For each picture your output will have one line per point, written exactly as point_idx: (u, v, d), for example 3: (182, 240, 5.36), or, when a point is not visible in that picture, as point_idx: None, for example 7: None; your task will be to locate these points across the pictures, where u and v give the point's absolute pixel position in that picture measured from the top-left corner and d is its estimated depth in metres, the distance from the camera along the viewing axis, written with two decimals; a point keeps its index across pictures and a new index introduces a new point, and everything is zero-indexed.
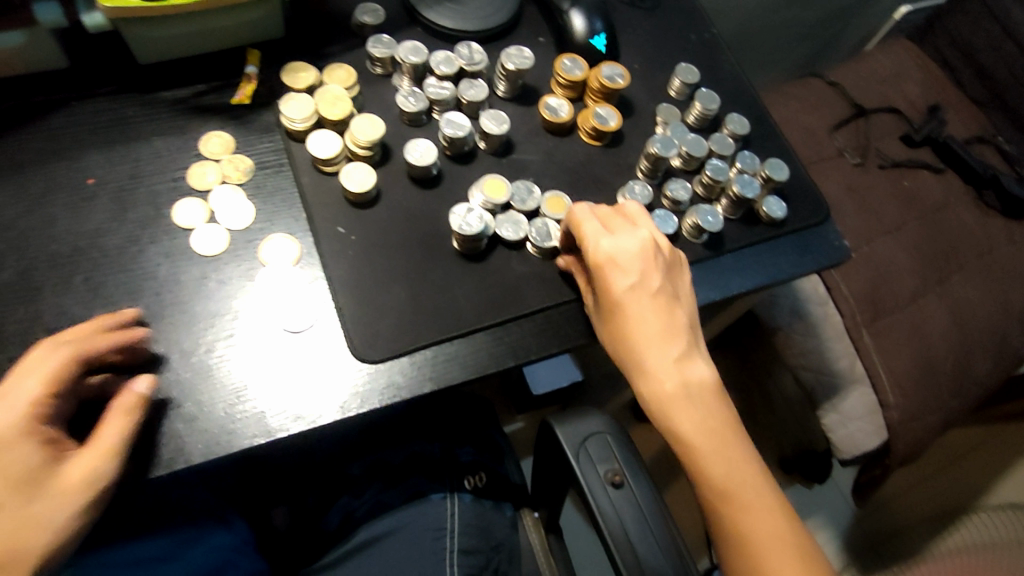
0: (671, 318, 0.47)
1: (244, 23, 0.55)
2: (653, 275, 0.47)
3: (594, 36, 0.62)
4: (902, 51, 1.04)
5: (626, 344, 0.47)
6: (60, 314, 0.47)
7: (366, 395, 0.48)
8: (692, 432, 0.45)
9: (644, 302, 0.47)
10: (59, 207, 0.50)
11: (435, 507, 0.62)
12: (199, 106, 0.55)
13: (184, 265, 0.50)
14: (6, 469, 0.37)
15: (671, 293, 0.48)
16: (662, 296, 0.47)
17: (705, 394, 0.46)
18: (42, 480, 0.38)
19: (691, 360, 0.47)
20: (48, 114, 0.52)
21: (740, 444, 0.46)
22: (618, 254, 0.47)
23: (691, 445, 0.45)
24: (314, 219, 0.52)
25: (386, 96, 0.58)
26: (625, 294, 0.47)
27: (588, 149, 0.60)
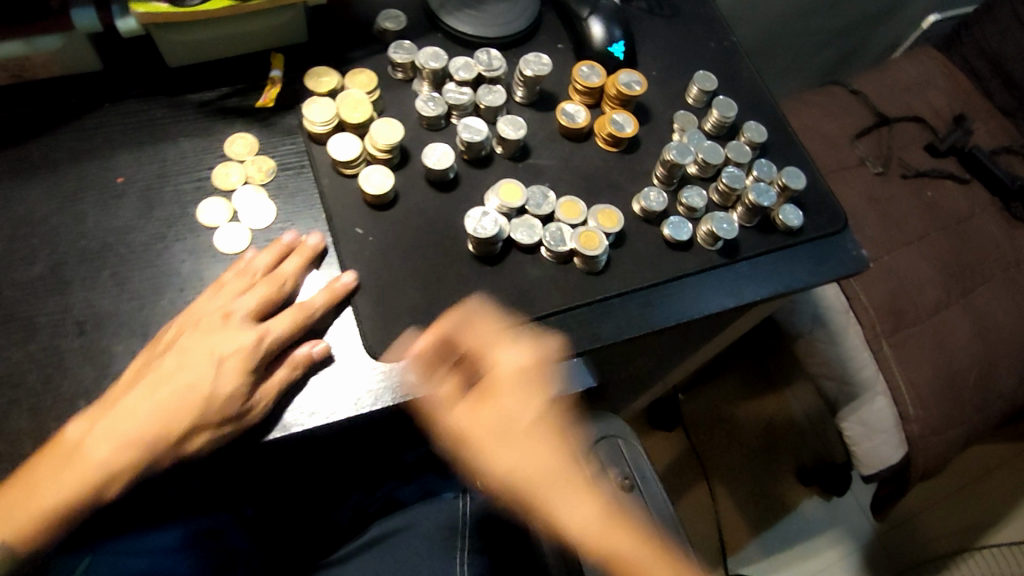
0: (557, 456, 0.53)
1: (271, 28, 0.56)
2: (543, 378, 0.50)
3: (612, 43, 0.63)
4: (928, 60, 1.03)
5: (523, 481, 0.52)
6: (88, 307, 0.49)
7: (380, 393, 0.49)
8: (526, 474, 0.52)
9: (538, 430, 0.53)
10: (89, 204, 0.52)
11: (446, 507, 0.63)
12: (225, 109, 0.57)
13: (207, 263, 0.51)
14: (218, 389, 0.46)
15: (560, 424, 0.54)
16: (550, 424, 0.54)
17: (583, 495, 0.52)
18: (226, 406, 0.46)
19: (571, 498, 0.52)
20: (81, 115, 0.54)
21: (628, 536, 0.50)
22: (512, 365, 0.51)
23: (574, 535, 0.51)
24: (333, 220, 0.53)
25: (406, 100, 0.59)
26: (509, 392, 0.51)
27: (605, 154, 0.61)
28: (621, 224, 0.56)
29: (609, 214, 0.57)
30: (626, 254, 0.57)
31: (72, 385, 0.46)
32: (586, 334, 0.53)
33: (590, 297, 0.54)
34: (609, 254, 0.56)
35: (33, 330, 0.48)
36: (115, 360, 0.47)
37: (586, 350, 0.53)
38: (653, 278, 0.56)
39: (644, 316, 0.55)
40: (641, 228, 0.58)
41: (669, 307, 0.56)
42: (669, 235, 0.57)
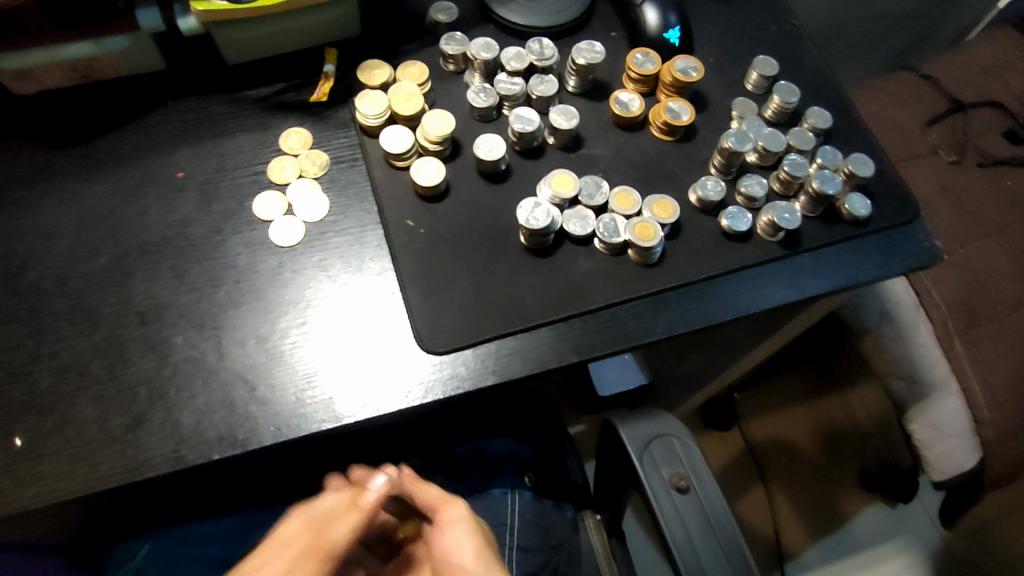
0: None
1: (326, 23, 0.57)
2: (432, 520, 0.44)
3: (668, 29, 0.61)
4: (1007, 41, 0.96)
5: None
6: (150, 298, 0.50)
7: (430, 386, 0.49)
8: None
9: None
10: (151, 198, 0.53)
11: (497, 504, 0.63)
12: (280, 104, 0.57)
13: (262, 255, 0.52)
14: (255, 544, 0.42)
15: None
16: None
17: None
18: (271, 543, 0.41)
19: None
20: (145, 113, 0.56)
21: None
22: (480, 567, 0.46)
23: None
24: (384, 212, 0.53)
25: (457, 92, 0.58)
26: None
27: (659, 143, 0.59)
28: (678, 215, 0.55)
29: (665, 204, 0.55)
30: (681, 246, 0.55)
31: (134, 373, 0.48)
32: (641, 328, 0.52)
33: (645, 289, 0.53)
34: (664, 246, 0.55)
35: (99, 320, 0.49)
36: (174, 349, 0.49)
37: (640, 344, 0.51)
38: (710, 270, 0.54)
39: (702, 310, 0.53)
40: (696, 220, 0.56)
41: (728, 301, 0.53)
42: (728, 226, 0.55)
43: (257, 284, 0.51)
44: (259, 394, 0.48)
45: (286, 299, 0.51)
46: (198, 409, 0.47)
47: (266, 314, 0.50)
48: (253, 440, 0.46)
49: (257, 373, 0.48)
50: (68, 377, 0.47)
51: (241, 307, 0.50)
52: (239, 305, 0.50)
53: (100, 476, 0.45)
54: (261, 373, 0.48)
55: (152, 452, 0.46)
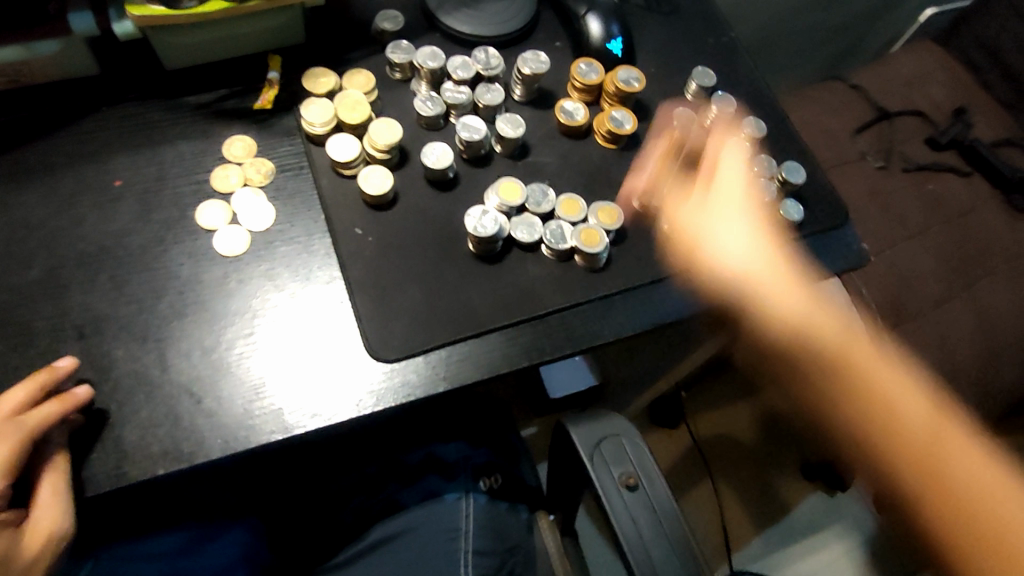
0: None
1: (269, 29, 0.56)
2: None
3: (611, 40, 0.63)
4: (926, 53, 1.02)
5: None
6: (87, 310, 0.49)
7: (382, 394, 0.49)
8: None
9: None
10: (87, 207, 0.52)
11: (450, 508, 0.61)
12: (223, 111, 0.56)
13: (207, 265, 0.51)
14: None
15: None
16: None
17: None
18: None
19: None
20: (78, 119, 0.54)
21: None
22: None
23: None
24: (332, 220, 0.53)
25: (404, 101, 0.59)
26: None
27: (604, 151, 0.61)
28: (621, 221, 0.56)
29: (609, 211, 0.56)
30: (627, 251, 0.57)
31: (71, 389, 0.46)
32: (589, 331, 0.53)
33: (592, 294, 0.54)
34: (610, 251, 0.56)
35: (32, 334, 0.47)
36: (115, 363, 0.47)
37: (588, 348, 0.53)
38: (654, 275, 0.56)
39: (647, 313, 0.55)
40: (641, 225, 0.58)
41: (672, 304, 0.55)
42: (670, 231, 0.57)
43: (201, 295, 0.50)
44: (205, 407, 0.47)
45: (232, 309, 0.50)
46: (141, 424, 0.46)
47: (211, 325, 0.49)
48: (199, 454, 0.45)
49: (202, 386, 0.47)
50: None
51: (184, 318, 0.49)
52: (183, 316, 0.49)
53: None
54: (207, 385, 0.47)
55: (93, 470, 0.44)
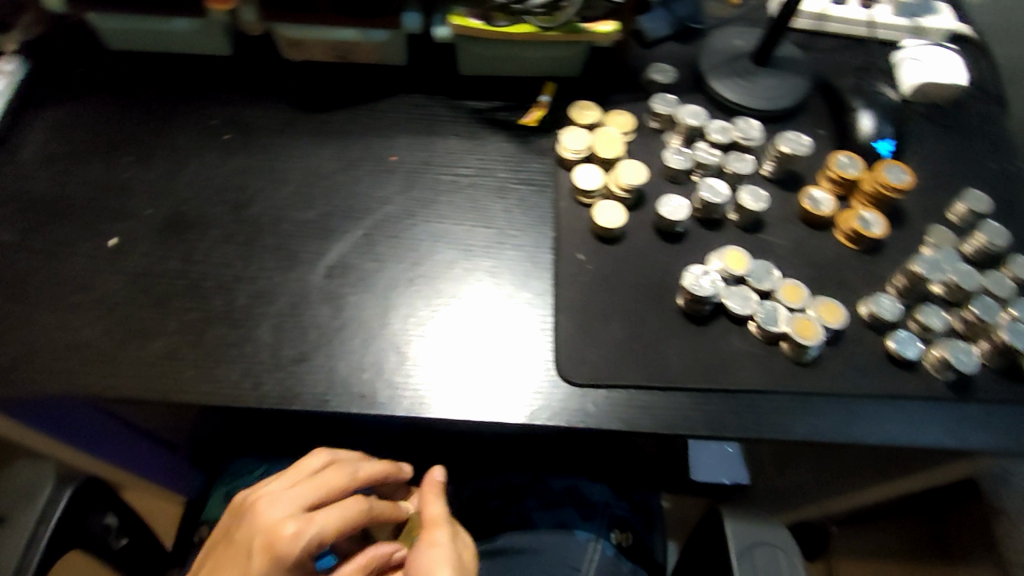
0: None
1: (558, 58, 0.62)
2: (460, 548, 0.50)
3: (880, 140, 0.61)
4: None
5: None
6: (339, 256, 0.56)
7: (557, 411, 0.50)
8: None
9: None
10: (364, 171, 0.60)
11: (577, 546, 0.61)
12: (493, 119, 0.63)
13: (442, 248, 0.57)
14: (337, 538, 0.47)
15: None
16: None
17: None
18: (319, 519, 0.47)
19: None
20: (379, 98, 0.63)
21: None
22: None
23: None
24: (559, 240, 0.57)
25: (655, 149, 0.61)
26: None
27: (841, 249, 0.58)
28: (843, 322, 0.53)
29: (833, 309, 0.54)
30: (839, 354, 0.53)
31: (310, 317, 0.53)
32: (778, 423, 0.50)
33: (792, 386, 0.52)
34: (821, 350, 0.53)
35: (294, 262, 0.55)
36: (347, 306, 0.54)
37: (770, 439, 0.50)
38: (864, 389, 0.52)
39: (845, 425, 0.51)
40: (861, 333, 0.54)
41: (876, 424, 0.51)
42: (894, 349, 0.53)
43: (431, 272, 0.56)
44: (405, 368, 0.51)
45: (451, 291, 0.55)
46: (352, 364, 0.51)
47: (428, 299, 0.54)
48: (388, 407, 0.50)
49: (409, 348, 0.52)
50: (256, 302, 0.53)
51: (411, 286, 0.55)
52: (410, 284, 0.55)
53: (259, 393, 0.50)
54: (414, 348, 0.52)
55: (304, 389, 0.50)
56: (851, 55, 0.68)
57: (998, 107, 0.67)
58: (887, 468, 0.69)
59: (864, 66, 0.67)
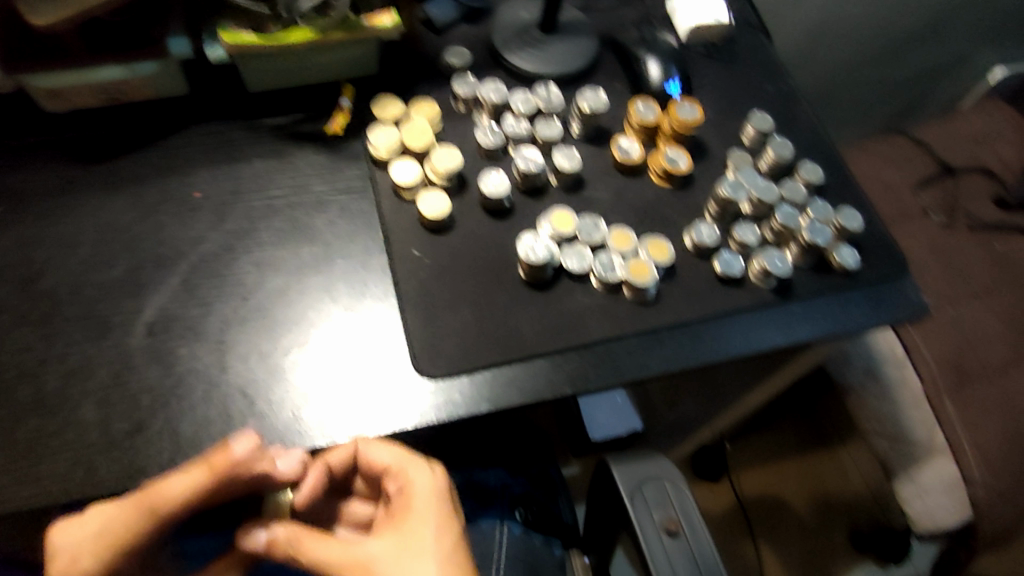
0: None
1: (349, 59, 0.60)
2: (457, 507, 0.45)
3: (669, 82, 0.65)
4: (995, 111, 0.97)
5: None
6: (158, 310, 0.52)
7: (425, 410, 0.50)
8: None
9: None
10: (167, 215, 0.56)
11: (485, 537, 0.62)
12: (297, 133, 0.60)
13: (271, 276, 0.54)
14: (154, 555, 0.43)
15: None
16: None
17: None
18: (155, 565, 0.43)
19: None
20: (168, 136, 0.59)
21: None
22: None
23: None
24: (390, 240, 0.56)
25: (466, 131, 0.61)
26: None
27: (658, 190, 0.61)
28: (672, 256, 0.57)
29: (660, 246, 0.57)
30: (676, 287, 0.57)
31: (138, 382, 0.49)
32: (634, 364, 0.53)
33: (639, 327, 0.54)
34: (659, 287, 0.56)
35: (107, 329, 0.50)
36: (179, 360, 0.50)
37: (630, 381, 0.52)
38: (702, 313, 0.55)
39: (693, 349, 0.54)
40: (690, 263, 0.58)
41: (720, 341, 0.55)
42: (720, 270, 0.57)
43: (264, 303, 0.53)
44: (258, 409, 0.48)
45: (290, 318, 0.52)
46: (197, 420, 0.48)
47: (268, 332, 0.51)
48: None
49: (257, 388, 0.49)
50: (72, 382, 0.48)
51: (245, 323, 0.52)
52: (244, 322, 0.52)
53: (95, 481, 0.45)
54: (262, 387, 0.49)
55: (149, 460, 0.46)
56: (629, 9, 0.72)
57: (763, 35, 0.73)
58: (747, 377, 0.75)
59: (641, 17, 0.71)
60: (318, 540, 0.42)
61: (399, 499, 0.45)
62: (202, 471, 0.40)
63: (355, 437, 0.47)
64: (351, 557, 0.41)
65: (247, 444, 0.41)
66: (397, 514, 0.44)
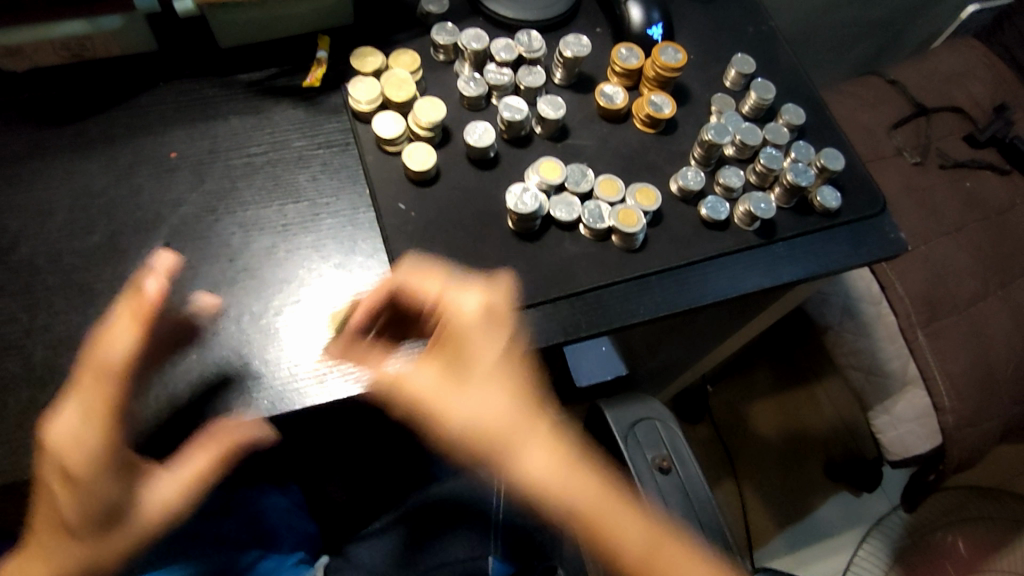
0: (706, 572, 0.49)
1: (324, 10, 0.59)
2: (500, 330, 0.49)
3: (651, 26, 0.63)
4: (967, 49, 0.98)
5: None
6: (143, 275, 0.51)
7: (421, 363, 0.50)
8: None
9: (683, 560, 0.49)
10: (144, 177, 0.54)
11: (484, 483, 0.64)
12: (273, 88, 0.58)
13: (256, 236, 0.53)
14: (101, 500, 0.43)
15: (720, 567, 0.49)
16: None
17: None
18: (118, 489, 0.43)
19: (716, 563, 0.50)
20: (138, 94, 0.57)
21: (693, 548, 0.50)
22: None
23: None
24: (376, 195, 0.55)
25: (448, 81, 0.60)
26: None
27: (642, 136, 0.61)
28: (659, 202, 0.57)
29: (647, 192, 0.57)
30: (663, 232, 0.57)
31: None
32: (625, 310, 0.53)
33: (628, 273, 0.55)
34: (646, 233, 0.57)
35: (92, 296, 0.49)
36: None
37: (622, 326, 0.53)
38: (689, 257, 0.56)
39: (681, 293, 0.55)
40: (677, 208, 0.58)
41: (708, 284, 0.56)
42: (706, 214, 0.57)
43: (252, 264, 0.52)
44: (254, 369, 0.48)
45: (280, 277, 0.52)
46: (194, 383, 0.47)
47: (258, 292, 0.51)
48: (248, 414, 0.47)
49: (251, 348, 0.49)
50: (60, 351, 0.47)
51: (234, 285, 0.51)
52: (233, 283, 0.51)
53: None
54: (256, 347, 0.49)
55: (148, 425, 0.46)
56: None
57: None
58: (729, 319, 0.77)
59: None
60: (381, 374, 0.48)
61: (441, 330, 0.49)
62: (128, 323, 0.44)
63: (391, 278, 0.50)
64: (417, 394, 0.48)
65: (126, 334, 0.44)
66: (435, 350, 0.49)
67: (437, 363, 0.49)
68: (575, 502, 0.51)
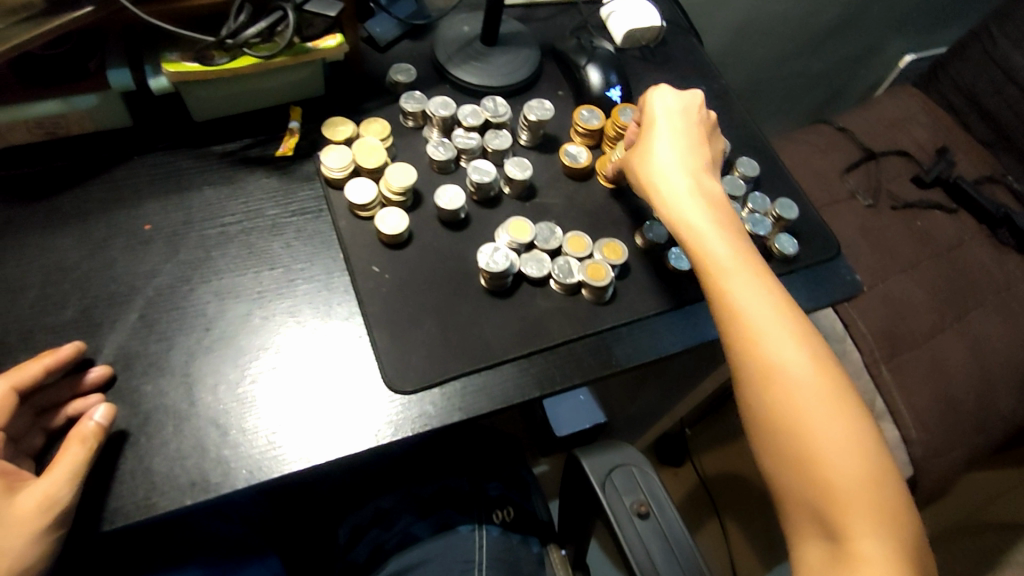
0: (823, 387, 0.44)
1: (296, 82, 0.61)
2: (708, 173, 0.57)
3: (610, 87, 0.67)
4: (907, 97, 1.04)
5: (794, 448, 0.43)
6: (117, 348, 0.51)
7: (399, 424, 0.50)
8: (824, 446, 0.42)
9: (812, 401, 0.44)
10: (118, 250, 0.55)
11: (464, 540, 0.64)
12: (246, 158, 0.60)
13: (231, 303, 0.53)
14: None
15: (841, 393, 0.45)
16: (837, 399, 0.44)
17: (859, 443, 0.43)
18: None
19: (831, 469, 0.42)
20: (112, 168, 0.58)
21: (856, 417, 0.44)
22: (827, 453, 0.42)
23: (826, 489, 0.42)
24: (350, 258, 0.56)
25: (417, 147, 0.62)
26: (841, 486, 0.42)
27: (606, 192, 0.64)
28: (625, 256, 0.59)
29: (613, 246, 0.59)
30: (631, 284, 0.59)
31: None
32: (597, 362, 0.55)
33: (599, 326, 0.56)
34: (615, 285, 0.59)
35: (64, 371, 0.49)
36: (144, 397, 0.49)
37: (595, 378, 0.54)
38: (657, 307, 0.58)
39: (651, 344, 0.56)
40: (642, 260, 0.60)
41: (676, 334, 0.57)
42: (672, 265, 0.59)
43: (227, 332, 0.52)
44: (231, 438, 0.48)
45: (256, 344, 0.52)
46: (169, 455, 0.47)
47: (234, 360, 0.51)
48: (226, 484, 0.47)
49: (228, 417, 0.49)
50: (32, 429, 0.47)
51: (210, 354, 0.51)
52: (209, 352, 0.51)
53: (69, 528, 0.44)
54: (233, 416, 0.49)
55: (123, 500, 0.45)
56: (565, 18, 0.75)
57: (693, 37, 0.77)
58: (701, 364, 0.79)
59: (579, 25, 0.73)
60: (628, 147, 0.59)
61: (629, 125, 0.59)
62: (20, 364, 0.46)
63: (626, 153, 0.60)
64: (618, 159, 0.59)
65: None
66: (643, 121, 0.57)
67: (683, 127, 0.55)
68: (796, 362, 0.44)
